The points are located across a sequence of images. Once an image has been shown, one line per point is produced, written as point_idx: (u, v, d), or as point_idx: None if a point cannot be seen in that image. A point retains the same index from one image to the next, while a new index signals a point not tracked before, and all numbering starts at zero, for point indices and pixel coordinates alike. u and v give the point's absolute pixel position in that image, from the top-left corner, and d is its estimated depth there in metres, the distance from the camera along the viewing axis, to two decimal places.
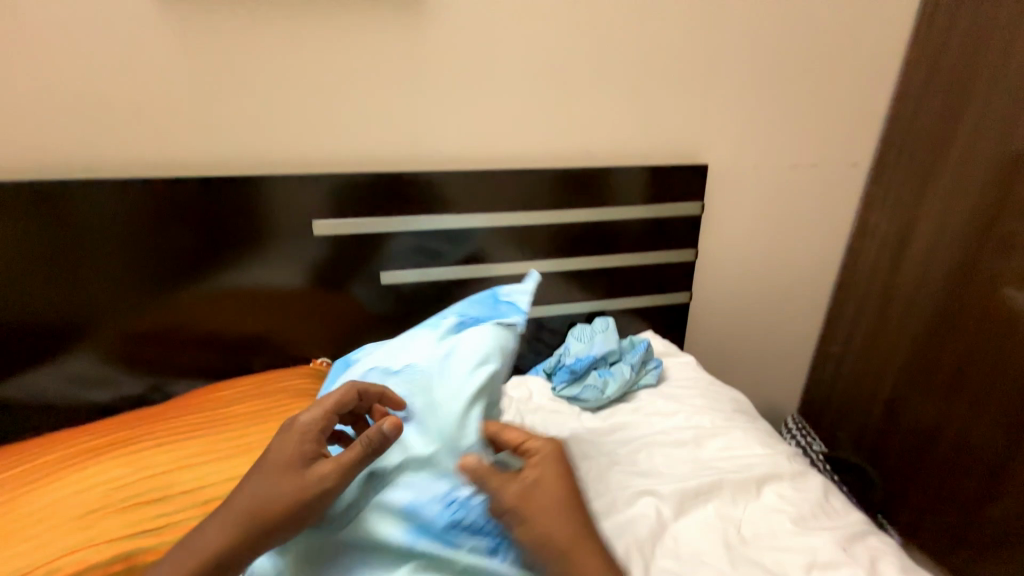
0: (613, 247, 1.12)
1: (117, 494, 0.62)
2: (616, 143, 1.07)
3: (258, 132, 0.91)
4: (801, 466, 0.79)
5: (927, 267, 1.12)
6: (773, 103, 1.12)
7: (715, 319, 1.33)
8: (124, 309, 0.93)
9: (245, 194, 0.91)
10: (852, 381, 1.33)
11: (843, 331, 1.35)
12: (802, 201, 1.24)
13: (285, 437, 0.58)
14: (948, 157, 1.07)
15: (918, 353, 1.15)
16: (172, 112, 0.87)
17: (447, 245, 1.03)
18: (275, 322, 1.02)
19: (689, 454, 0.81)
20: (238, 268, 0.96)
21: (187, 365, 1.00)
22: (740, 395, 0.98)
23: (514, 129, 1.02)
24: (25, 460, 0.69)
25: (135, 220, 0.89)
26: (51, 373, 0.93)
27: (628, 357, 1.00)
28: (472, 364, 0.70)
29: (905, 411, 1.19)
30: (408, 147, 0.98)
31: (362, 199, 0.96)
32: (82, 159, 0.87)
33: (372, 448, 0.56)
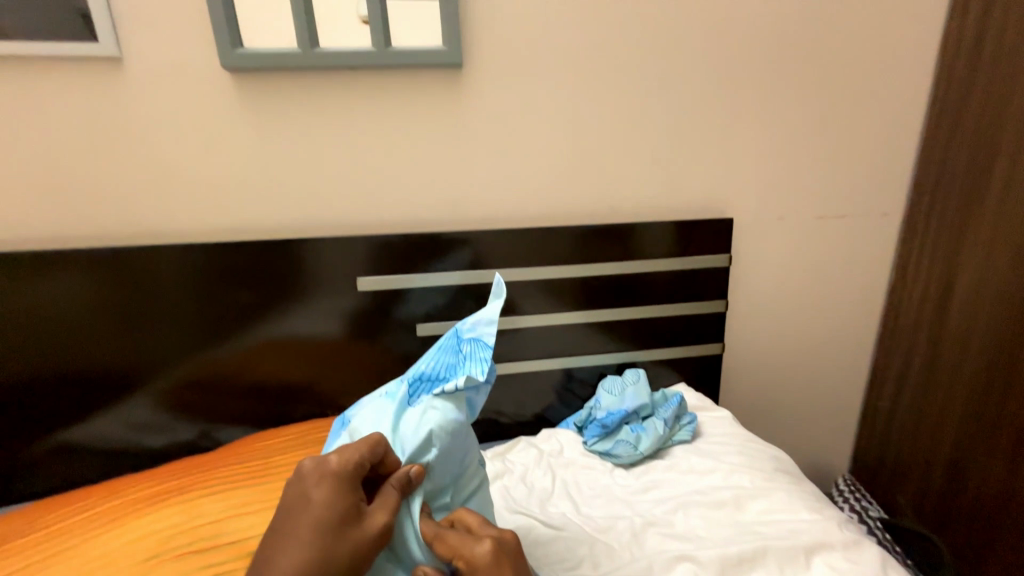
0: (642, 298, 1.14)
1: (173, 541, 0.66)
2: (641, 200, 1.12)
3: (313, 200, 1.01)
4: (853, 534, 0.74)
5: (973, 319, 1.07)
6: (795, 159, 1.15)
7: (751, 371, 1.30)
8: (183, 360, 1.01)
9: (296, 255, 0.99)
10: (907, 437, 1.25)
11: (891, 383, 1.29)
12: (833, 251, 1.23)
13: (326, 489, 0.51)
14: (982, 207, 1.04)
15: (974, 412, 1.07)
16: (240, 184, 0.98)
17: (479, 299, 1.08)
18: (317, 372, 1.07)
19: (729, 517, 0.78)
20: (286, 322, 1.03)
21: (236, 413, 1.06)
22: (782, 454, 0.94)
23: (544, 190, 1.08)
24: (93, 505, 0.75)
25: (199, 279, 0.98)
26: (117, 420, 1.01)
27: (661, 411, 0.99)
28: (406, 445, 0.61)
29: (967, 476, 1.09)
30: (446, 209, 1.06)
31: (402, 257, 1.03)
32: (162, 227, 0.99)
33: (405, 493, 0.56)
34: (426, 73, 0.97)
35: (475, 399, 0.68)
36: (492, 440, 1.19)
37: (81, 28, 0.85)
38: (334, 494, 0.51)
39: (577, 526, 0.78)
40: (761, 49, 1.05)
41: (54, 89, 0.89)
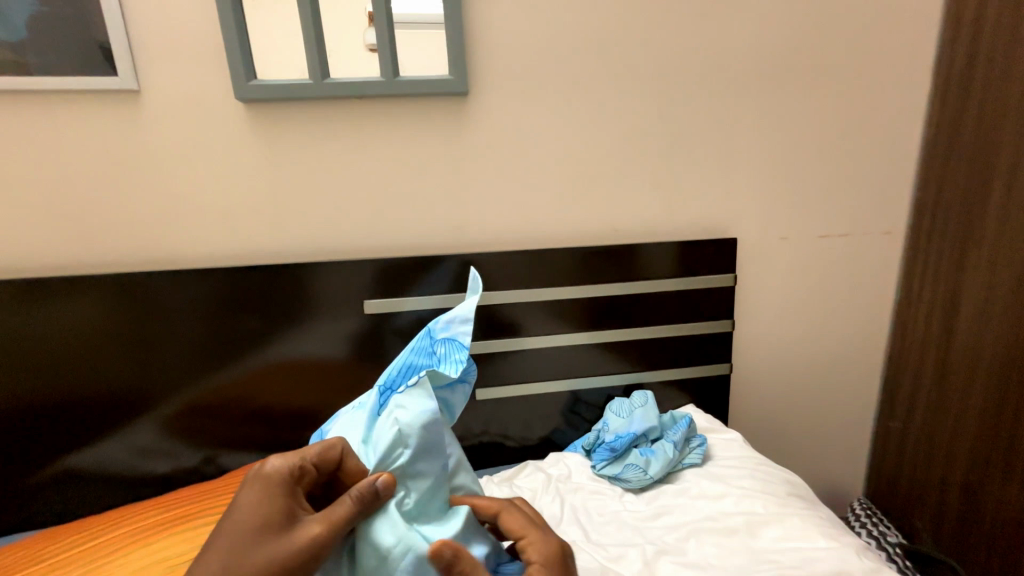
0: (648, 319, 1.14)
1: (175, 572, 0.64)
2: (644, 222, 1.13)
3: (321, 226, 1.03)
4: (872, 562, 0.71)
5: (981, 337, 1.06)
6: (796, 180, 1.16)
7: (759, 391, 1.28)
8: (188, 385, 1.01)
9: (303, 278, 1.00)
10: (921, 459, 1.23)
11: (902, 403, 1.28)
12: (838, 270, 1.23)
13: (256, 491, 0.50)
14: (984, 226, 1.04)
15: (987, 432, 1.05)
16: (249, 211, 1.00)
17: (484, 321, 1.08)
18: (323, 396, 1.07)
19: (743, 544, 0.76)
20: (291, 346, 1.03)
21: (240, 438, 1.05)
22: (795, 478, 0.92)
23: (548, 213, 1.10)
24: (95, 535, 0.74)
25: (206, 303, 0.99)
26: (120, 445, 1.00)
27: (670, 434, 0.97)
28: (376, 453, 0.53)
29: (984, 498, 1.06)
30: (451, 233, 1.07)
31: (408, 280, 1.04)
32: (172, 253, 1.00)
33: (366, 505, 0.50)
34: (433, 103, 1.00)
35: (454, 400, 0.59)
36: (498, 464, 1.17)
37: (103, 63, 0.89)
38: (263, 497, 0.50)
39: (587, 555, 0.76)
40: (757, 74, 1.08)
41: (74, 122, 0.92)
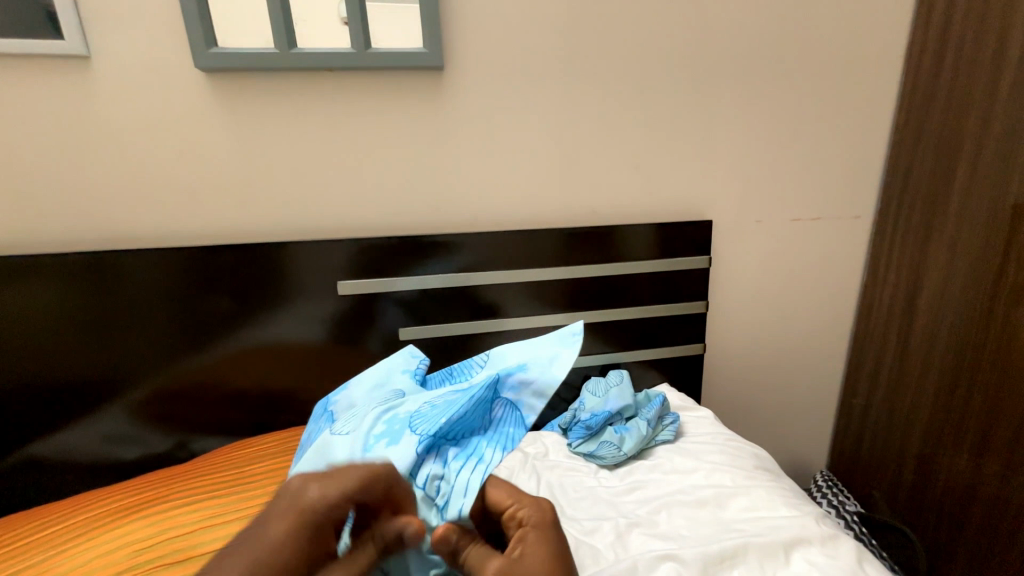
0: (626, 300, 1.15)
1: (143, 555, 0.63)
2: (623, 203, 1.13)
3: (292, 205, 0.99)
4: (830, 529, 0.75)
5: (939, 316, 1.11)
6: (771, 164, 1.18)
7: (731, 370, 1.32)
8: (159, 369, 0.98)
9: (276, 259, 0.97)
10: (881, 433, 1.29)
11: (866, 381, 1.33)
12: (809, 253, 1.26)
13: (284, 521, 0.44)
14: (946, 211, 1.08)
15: (943, 406, 1.11)
16: (217, 187, 0.96)
17: (463, 301, 1.07)
18: (298, 379, 1.05)
19: (711, 516, 0.79)
20: (263, 327, 1.00)
21: (214, 422, 1.03)
22: (762, 452, 0.96)
23: (527, 193, 1.09)
24: (60, 519, 0.72)
25: (173, 284, 0.95)
26: (87, 432, 0.97)
27: (645, 412, 1.00)
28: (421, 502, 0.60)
29: (937, 468, 1.13)
30: (428, 213, 1.05)
31: (384, 261, 1.02)
32: (135, 230, 0.95)
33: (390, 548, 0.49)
34: (407, 79, 0.97)
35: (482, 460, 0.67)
36: None
37: (47, 24, 0.82)
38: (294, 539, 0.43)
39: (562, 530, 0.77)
40: (736, 56, 1.08)
41: (19, 88, 0.85)
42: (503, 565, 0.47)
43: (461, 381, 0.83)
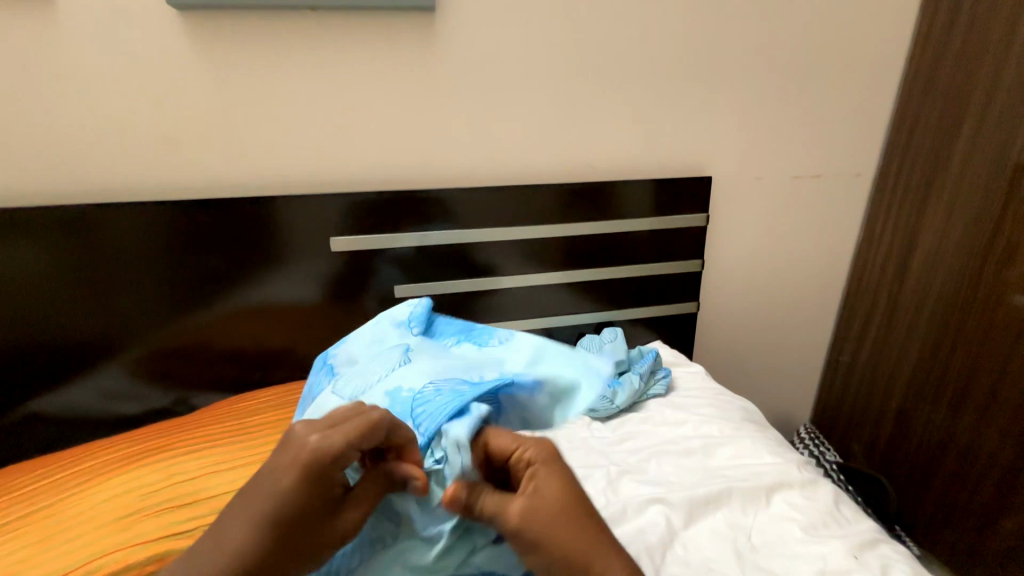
0: (622, 258, 1.14)
1: (151, 499, 0.65)
2: (622, 159, 1.11)
3: (278, 157, 0.96)
4: (810, 474, 0.79)
5: (932, 275, 1.12)
6: (776, 118, 1.15)
7: (723, 329, 1.34)
8: (155, 326, 0.98)
9: (267, 214, 0.95)
10: (863, 390, 1.33)
11: (852, 340, 1.35)
12: (807, 212, 1.25)
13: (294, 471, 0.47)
14: (948, 168, 1.08)
15: (926, 362, 1.14)
16: (200, 138, 0.92)
17: (458, 259, 1.06)
18: (293, 337, 1.05)
19: (699, 463, 0.82)
20: (255, 284, 0.99)
21: (212, 379, 1.04)
22: (749, 405, 0.99)
23: (524, 147, 1.05)
24: (70, 466, 0.74)
25: (164, 240, 0.93)
26: (86, 388, 0.97)
27: (637, 366, 1.02)
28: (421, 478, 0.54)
29: (915, 421, 1.18)
30: (421, 168, 1.02)
31: (378, 217, 1.00)
32: (118, 183, 0.92)
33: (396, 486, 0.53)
34: (396, 21, 0.92)
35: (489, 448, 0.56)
36: None
37: None
38: (299, 477, 0.47)
39: None
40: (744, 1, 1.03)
41: None
42: (526, 508, 0.50)
43: (479, 347, 0.78)
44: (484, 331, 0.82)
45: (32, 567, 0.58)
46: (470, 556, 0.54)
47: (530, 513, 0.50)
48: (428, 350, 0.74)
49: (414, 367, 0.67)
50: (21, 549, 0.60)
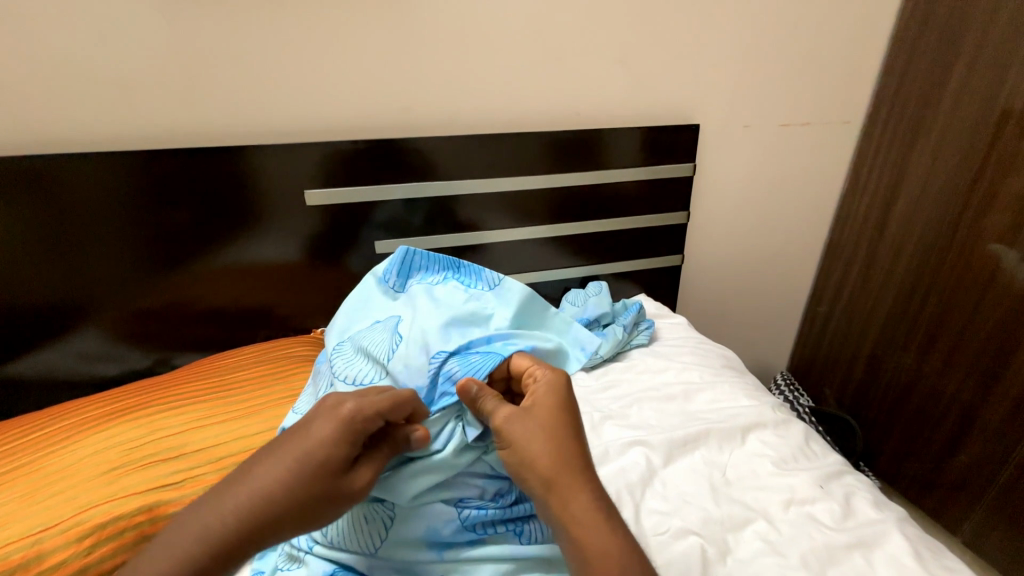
0: (608, 210, 1.13)
1: (134, 454, 0.66)
2: (608, 106, 1.06)
3: (241, 103, 0.90)
4: (783, 415, 0.83)
5: (912, 224, 1.13)
6: (767, 60, 1.10)
7: (706, 280, 1.35)
8: (129, 286, 0.94)
9: (236, 166, 0.90)
10: (838, 337, 1.37)
11: (831, 290, 1.38)
12: (794, 161, 1.24)
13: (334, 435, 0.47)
14: (936, 114, 1.07)
15: (900, 308, 1.18)
16: (157, 81, 0.86)
17: (439, 212, 1.03)
18: (273, 295, 1.03)
19: (678, 408, 0.85)
20: (231, 243, 0.96)
21: (193, 339, 1.02)
22: (729, 352, 1.02)
23: (504, 93, 1.00)
24: (49, 424, 0.73)
25: (129, 193, 0.88)
26: (61, 351, 0.94)
27: (621, 319, 1.03)
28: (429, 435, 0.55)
29: (886, 364, 1.23)
30: (397, 116, 0.97)
31: (354, 168, 0.96)
32: (72, 134, 0.85)
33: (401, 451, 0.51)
34: None
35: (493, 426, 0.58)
36: None
37: None
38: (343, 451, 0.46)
39: None
40: None
41: None
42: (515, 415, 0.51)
43: (467, 291, 0.69)
44: (465, 269, 0.73)
45: (17, 519, 0.58)
46: (484, 455, 0.56)
47: (521, 416, 0.51)
48: (415, 310, 0.65)
49: (415, 340, 0.60)
50: (7, 503, 0.60)
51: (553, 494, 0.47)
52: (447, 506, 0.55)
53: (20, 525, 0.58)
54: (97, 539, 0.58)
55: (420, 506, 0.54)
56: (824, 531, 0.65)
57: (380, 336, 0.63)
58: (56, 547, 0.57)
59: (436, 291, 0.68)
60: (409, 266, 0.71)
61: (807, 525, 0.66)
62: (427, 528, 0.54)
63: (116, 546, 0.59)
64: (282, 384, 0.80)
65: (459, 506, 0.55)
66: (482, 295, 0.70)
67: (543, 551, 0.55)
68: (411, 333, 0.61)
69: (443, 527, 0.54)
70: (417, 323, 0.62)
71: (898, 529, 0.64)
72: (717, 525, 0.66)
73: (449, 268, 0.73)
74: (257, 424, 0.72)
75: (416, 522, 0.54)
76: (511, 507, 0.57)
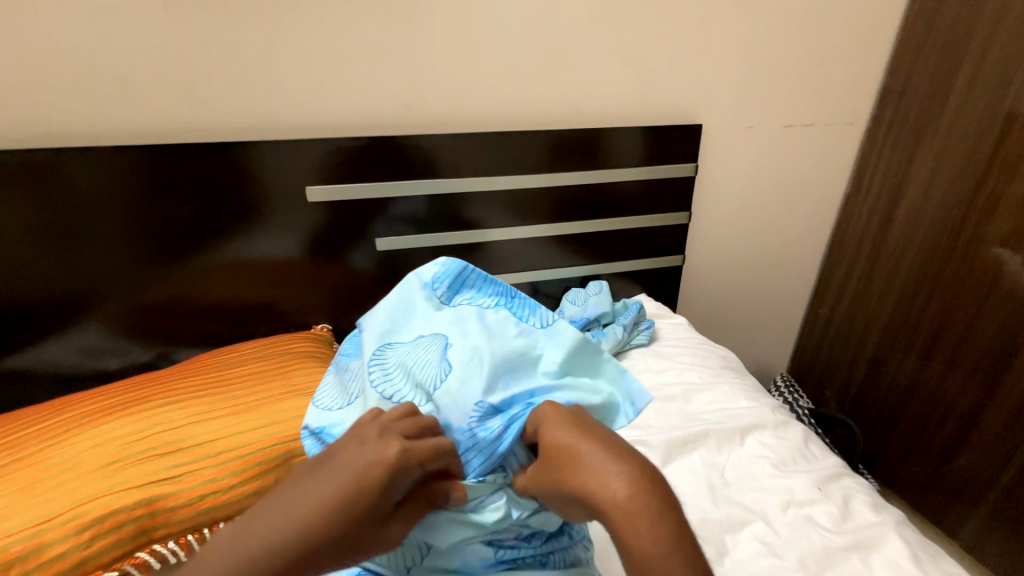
0: (610, 210, 1.12)
1: (133, 448, 0.66)
2: (611, 105, 1.06)
3: (243, 98, 0.90)
4: (783, 416, 0.83)
5: (916, 226, 1.13)
6: (771, 60, 1.10)
7: (707, 280, 1.35)
8: (131, 280, 0.94)
9: (239, 161, 0.90)
10: (839, 340, 1.37)
11: (833, 292, 1.37)
12: (796, 162, 1.23)
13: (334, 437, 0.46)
14: (940, 115, 1.06)
15: (901, 311, 1.18)
16: (159, 75, 0.85)
17: (440, 209, 1.03)
18: (274, 291, 1.03)
19: (678, 408, 0.85)
20: (231, 238, 0.96)
21: (194, 334, 1.02)
22: (729, 353, 1.02)
23: (507, 91, 1.00)
24: (49, 416, 0.73)
25: (133, 188, 0.88)
26: (63, 344, 0.94)
27: (621, 318, 1.03)
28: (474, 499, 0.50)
29: (887, 367, 1.23)
30: (399, 114, 0.97)
31: (355, 165, 0.95)
32: (74, 127, 0.85)
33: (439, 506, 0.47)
34: None
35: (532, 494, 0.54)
36: None
37: None
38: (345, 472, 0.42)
39: None
40: None
41: None
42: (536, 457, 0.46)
43: (519, 325, 0.62)
44: (520, 300, 0.67)
45: (16, 511, 0.58)
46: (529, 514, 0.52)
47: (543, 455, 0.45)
48: (465, 341, 0.59)
49: (464, 377, 0.55)
50: (5, 496, 0.60)
51: (571, 495, 0.43)
52: (483, 549, 0.52)
53: (18, 518, 0.58)
54: (96, 533, 0.59)
55: (458, 549, 0.52)
56: (822, 533, 0.65)
57: (426, 359, 0.57)
58: (55, 539, 0.57)
59: (488, 319, 0.62)
60: (462, 281, 0.66)
61: (805, 528, 0.66)
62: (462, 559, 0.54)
63: (115, 539, 0.60)
64: (282, 380, 0.80)
65: (495, 546, 0.53)
66: (534, 331, 0.63)
67: None
68: (461, 368, 0.56)
69: (478, 561, 0.53)
70: (468, 359, 0.57)
71: (895, 533, 0.64)
72: (715, 526, 0.66)
73: (501, 295, 0.67)
74: (257, 420, 0.72)
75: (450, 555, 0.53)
76: (547, 543, 0.55)
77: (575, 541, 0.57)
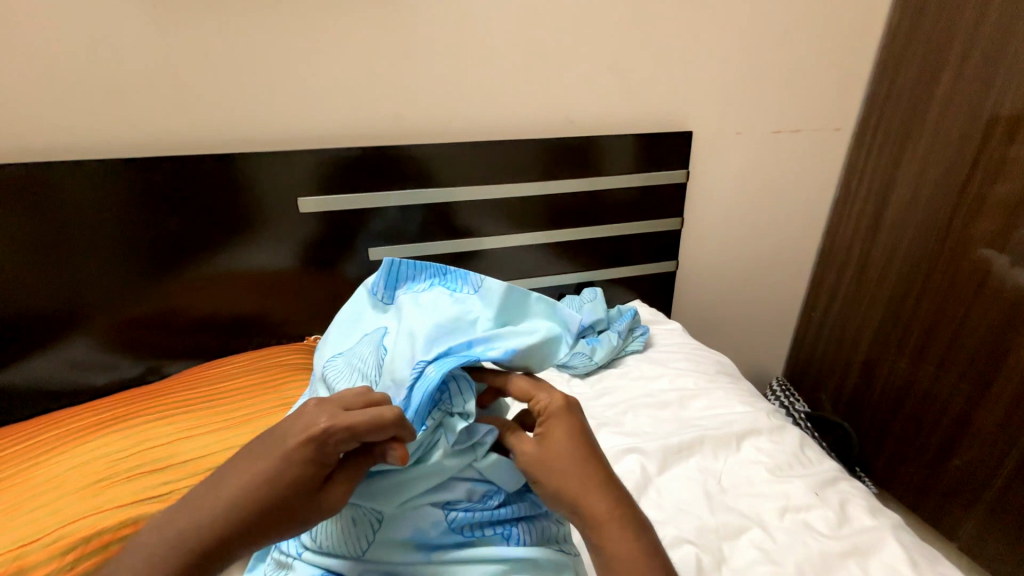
0: (602, 217, 1.13)
1: (122, 465, 0.65)
2: (601, 113, 1.07)
3: (235, 110, 0.90)
4: (778, 421, 0.83)
5: (904, 229, 1.14)
6: (758, 68, 1.12)
7: (700, 285, 1.35)
8: (121, 294, 0.93)
9: (231, 173, 0.90)
10: (832, 342, 1.37)
11: (825, 295, 1.38)
12: (786, 167, 1.25)
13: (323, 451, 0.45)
14: (925, 120, 1.08)
15: (893, 313, 1.18)
16: (150, 89, 0.85)
17: (433, 218, 1.03)
18: (266, 302, 1.02)
19: (673, 414, 0.85)
20: (222, 250, 0.95)
21: (185, 347, 1.01)
22: (724, 358, 1.02)
23: (498, 101, 1.01)
24: (35, 434, 0.72)
25: (122, 201, 0.87)
26: (50, 360, 0.93)
27: (616, 325, 1.03)
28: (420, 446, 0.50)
29: (880, 369, 1.23)
30: (390, 124, 0.98)
31: (347, 176, 0.95)
32: (63, 142, 0.85)
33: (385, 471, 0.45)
34: None
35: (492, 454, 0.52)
36: None
37: None
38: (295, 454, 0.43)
39: None
40: None
41: None
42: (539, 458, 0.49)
43: (451, 295, 0.59)
44: (452, 274, 0.62)
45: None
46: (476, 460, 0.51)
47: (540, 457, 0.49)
48: (399, 321, 0.57)
49: (397, 352, 0.53)
50: None
51: None
52: (435, 508, 0.50)
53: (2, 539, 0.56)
54: (80, 554, 0.56)
55: (409, 507, 0.50)
56: (819, 538, 0.65)
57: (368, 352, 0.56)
58: (37, 562, 0.55)
59: (422, 297, 0.59)
60: (397, 275, 0.62)
61: (802, 534, 0.65)
62: (412, 530, 0.50)
63: (98, 561, 0.56)
64: (273, 394, 0.79)
65: (446, 508, 0.51)
66: (466, 298, 0.59)
67: (536, 553, 0.50)
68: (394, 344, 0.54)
69: (430, 530, 0.50)
70: (399, 333, 0.55)
71: (892, 536, 0.64)
72: (713, 533, 0.66)
73: (436, 276, 0.63)
74: (248, 435, 0.71)
75: (401, 524, 0.50)
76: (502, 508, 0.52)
77: (539, 511, 0.54)
